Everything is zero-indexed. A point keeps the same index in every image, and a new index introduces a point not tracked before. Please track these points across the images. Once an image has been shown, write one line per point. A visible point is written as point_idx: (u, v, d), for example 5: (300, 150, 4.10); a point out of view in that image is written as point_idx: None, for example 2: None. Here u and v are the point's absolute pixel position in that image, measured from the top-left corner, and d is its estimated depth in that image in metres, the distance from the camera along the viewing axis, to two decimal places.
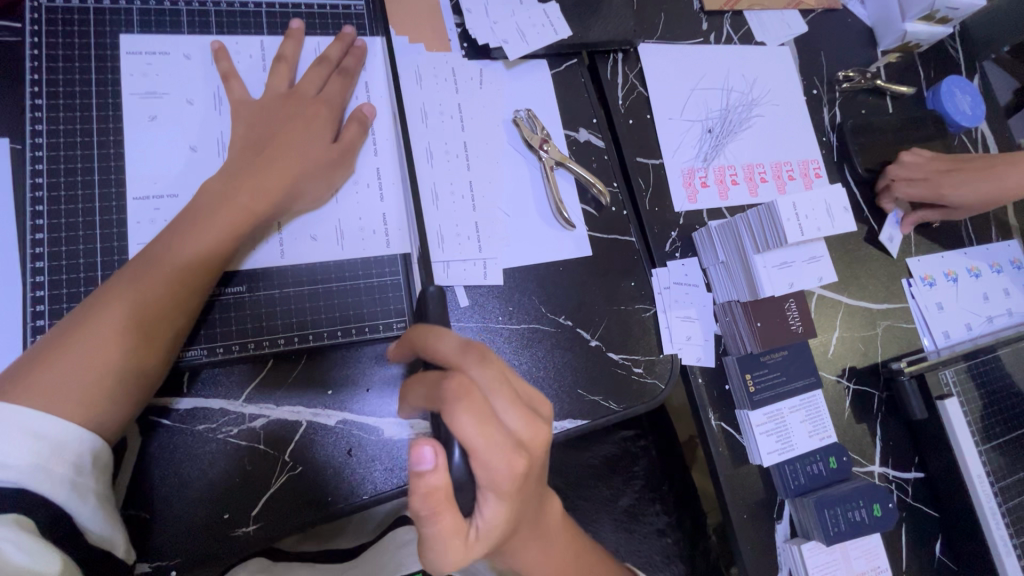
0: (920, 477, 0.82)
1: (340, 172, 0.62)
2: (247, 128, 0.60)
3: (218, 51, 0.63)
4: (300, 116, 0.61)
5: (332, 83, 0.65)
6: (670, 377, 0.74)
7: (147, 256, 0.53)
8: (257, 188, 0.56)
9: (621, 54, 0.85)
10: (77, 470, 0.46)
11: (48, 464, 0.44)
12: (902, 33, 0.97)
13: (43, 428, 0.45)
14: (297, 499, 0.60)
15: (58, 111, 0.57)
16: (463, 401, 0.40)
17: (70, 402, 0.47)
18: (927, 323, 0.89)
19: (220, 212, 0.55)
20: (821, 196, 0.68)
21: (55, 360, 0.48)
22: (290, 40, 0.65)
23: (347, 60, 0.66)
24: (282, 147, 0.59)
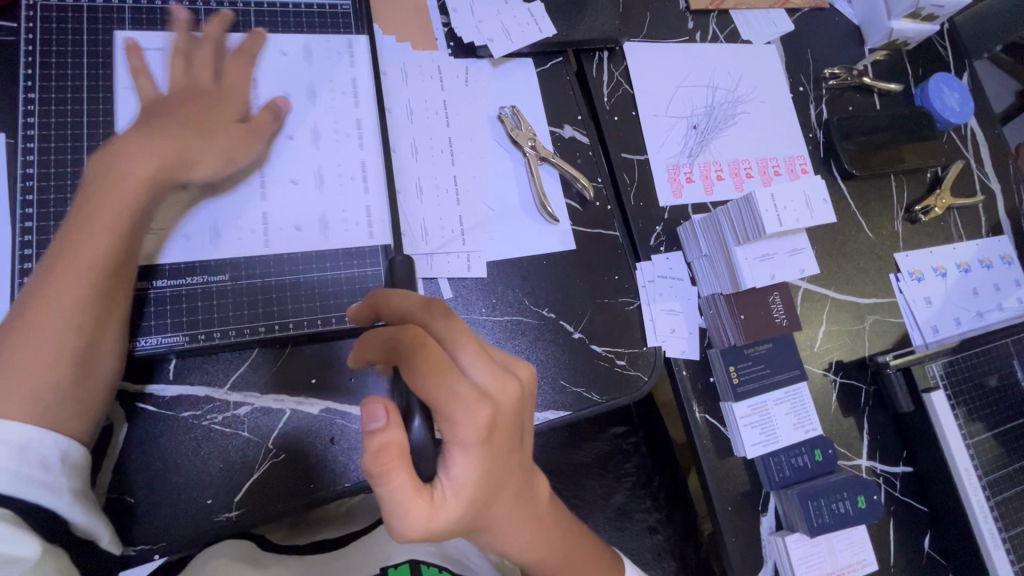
0: (909, 471, 0.81)
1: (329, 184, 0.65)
2: (203, 122, 0.60)
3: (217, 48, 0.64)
4: (262, 116, 0.63)
5: (317, 89, 0.66)
6: (653, 369, 0.74)
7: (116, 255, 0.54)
8: (225, 193, 0.59)
9: (607, 53, 0.86)
10: (49, 471, 0.47)
11: (26, 471, 0.46)
12: (888, 31, 0.98)
13: (15, 435, 0.46)
14: (280, 485, 0.61)
15: (49, 104, 0.59)
16: (418, 348, 0.43)
17: (43, 405, 0.49)
18: (915, 318, 0.89)
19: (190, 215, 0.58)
20: (800, 188, 0.69)
21: (26, 363, 0.48)
22: (261, 43, 0.66)
23: (326, 63, 0.68)
24: (243, 151, 0.61)
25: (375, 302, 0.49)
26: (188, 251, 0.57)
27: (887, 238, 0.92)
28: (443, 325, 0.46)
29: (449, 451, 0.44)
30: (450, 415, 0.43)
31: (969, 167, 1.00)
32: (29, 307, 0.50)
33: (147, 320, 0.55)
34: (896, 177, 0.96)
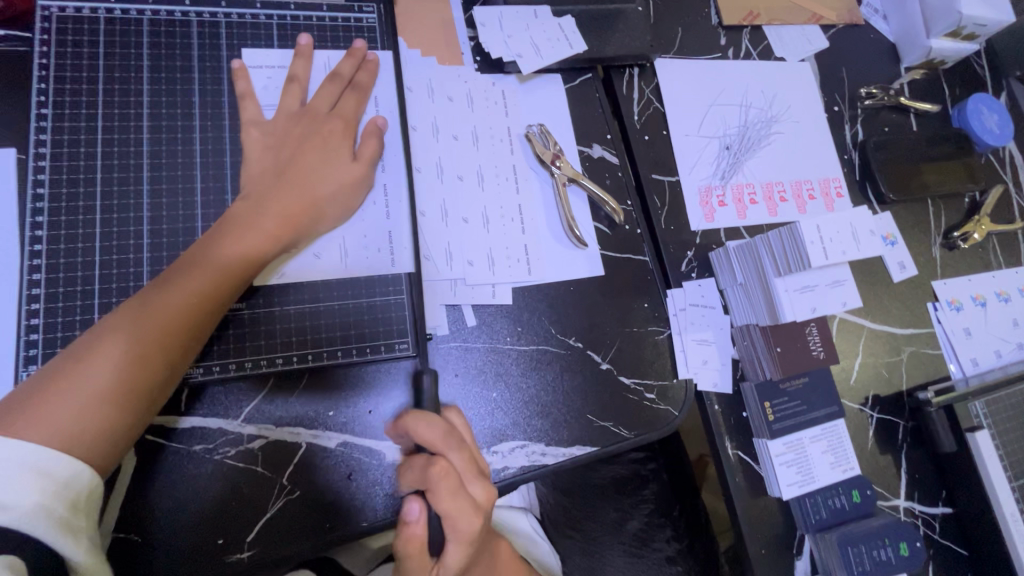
0: (949, 512, 0.78)
1: (359, 192, 0.62)
2: (263, 151, 0.59)
3: (239, 69, 0.62)
4: (314, 135, 0.61)
5: (347, 100, 0.64)
6: (684, 403, 0.71)
7: (175, 271, 0.52)
8: (283, 212, 0.57)
9: (637, 69, 0.83)
10: (72, 508, 0.43)
11: (48, 504, 0.42)
12: (926, 49, 0.95)
13: (48, 465, 0.43)
14: (295, 524, 0.57)
15: (62, 121, 0.57)
16: (443, 482, 0.43)
17: (73, 430, 0.45)
18: (955, 349, 0.85)
19: (245, 231, 0.55)
20: (846, 219, 0.66)
21: (69, 382, 0.46)
22: (301, 57, 0.64)
23: (360, 75, 0.66)
24: (302, 171, 0.58)
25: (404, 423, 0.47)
26: (218, 261, 0.53)
27: (924, 265, 0.89)
28: (458, 453, 0.45)
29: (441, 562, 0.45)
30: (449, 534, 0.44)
31: (1009, 192, 0.97)
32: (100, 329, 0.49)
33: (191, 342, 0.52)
34: (933, 202, 0.92)
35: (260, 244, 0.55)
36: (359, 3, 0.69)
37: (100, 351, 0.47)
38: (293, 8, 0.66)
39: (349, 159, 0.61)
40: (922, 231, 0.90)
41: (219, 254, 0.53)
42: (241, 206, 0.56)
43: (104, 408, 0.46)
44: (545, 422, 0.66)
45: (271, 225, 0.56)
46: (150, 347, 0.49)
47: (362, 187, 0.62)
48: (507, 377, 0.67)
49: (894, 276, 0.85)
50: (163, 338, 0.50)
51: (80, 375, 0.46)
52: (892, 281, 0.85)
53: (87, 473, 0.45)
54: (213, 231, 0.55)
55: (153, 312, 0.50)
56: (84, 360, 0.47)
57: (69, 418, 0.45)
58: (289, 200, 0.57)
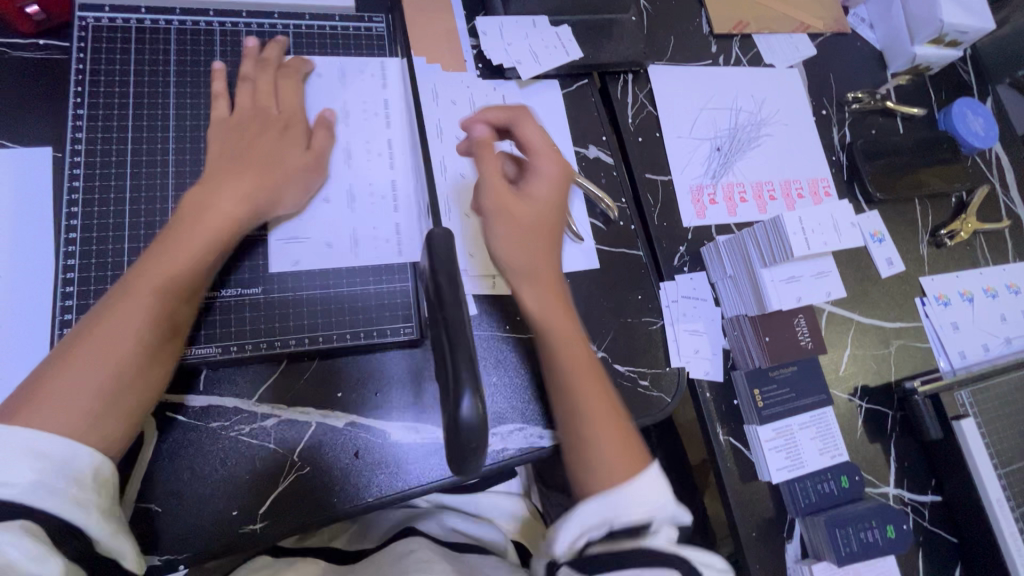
0: (937, 500, 0.80)
1: (315, 175, 0.65)
2: (220, 144, 0.61)
3: (273, 76, 0.66)
4: (254, 124, 0.63)
5: (284, 86, 0.66)
6: (676, 389, 0.74)
7: (144, 266, 0.54)
8: (240, 197, 0.59)
9: (631, 75, 0.88)
10: (76, 483, 0.47)
11: (50, 480, 0.45)
12: (912, 56, 0.99)
13: (49, 449, 0.46)
14: (305, 498, 0.61)
15: (96, 121, 0.62)
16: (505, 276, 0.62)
17: (71, 420, 0.48)
18: (942, 343, 0.88)
19: (204, 216, 0.57)
20: (827, 212, 0.68)
21: (59, 378, 0.49)
22: (247, 58, 0.66)
23: (286, 64, 0.68)
24: (258, 160, 0.61)
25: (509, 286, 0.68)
26: (183, 249, 0.56)
27: (912, 262, 0.92)
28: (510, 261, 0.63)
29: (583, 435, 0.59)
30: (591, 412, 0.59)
31: (995, 192, 1.00)
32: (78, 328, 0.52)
33: (165, 323, 0.54)
34: (920, 201, 0.95)
35: (222, 225, 0.57)
36: (369, 14, 0.74)
37: (84, 350, 0.50)
38: (308, 18, 0.71)
39: (301, 145, 0.64)
40: (910, 230, 0.93)
41: (184, 243, 0.56)
42: (196, 195, 0.58)
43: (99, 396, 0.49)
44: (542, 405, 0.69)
45: (234, 208, 0.58)
46: (131, 334, 0.52)
47: (314, 171, 0.64)
48: (507, 363, 0.70)
49: (882, 271, 0.88)
50: (140, 325, 0.52)
51: (70, 374, 0.49)
52: (879, 276, 0.88)
53: (88, 453, 0.48)
54: (169, 224, 0.57)
55: (128, 303, 0.52)
56: (68, 360, 0.49)
57: (66, 412, 0.48)
58: (259, 191, 0.60)
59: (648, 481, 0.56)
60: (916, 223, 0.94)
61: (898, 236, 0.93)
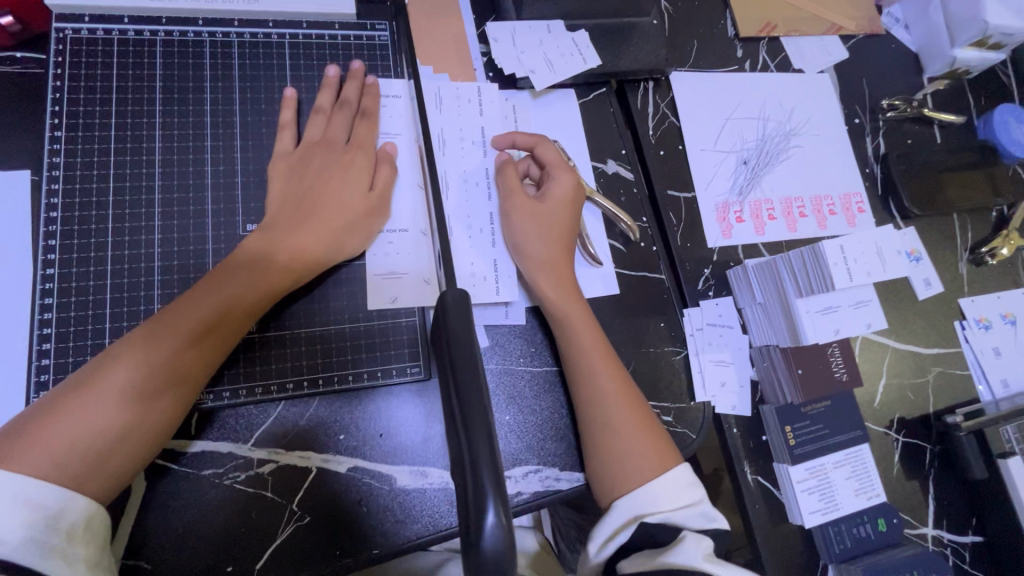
0: (978, 540, 0.75)
1: (375, 219, 0.61)
2: (284, 182, 0.58)
3: (289, 98, 0.62)
4: (335, 163, 0.60)
5: (359, 126, 0.63)
6: (701, 426, 0.69)
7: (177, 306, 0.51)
8: (300, 250, 0.55)
9: (652, 83, 0.82)
10: (65, 536, 0.43)
11: (38, 535, 0.42)
12: (951, 59, 0.92)
13: (37, 498, 0.42)
14: (304, 551, 0.56)
15: (76, 143, 0.57)
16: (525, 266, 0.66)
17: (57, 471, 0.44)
18: (983, 370, 0.82)
19: (260, 265, 0.54)
20: (871, 239, 0.64)
21: (61, 420, 0.45)
22: (326, 87, 0.63)
23: (365, 100, 0.65)
24: (322, 203, 0.58)
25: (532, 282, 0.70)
26: (224, 297, 0.52)
27: (950, 282, 0.86)
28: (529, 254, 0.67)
29: (611, 438, 0.60)
30: (626, 424, 0.60)
31: None
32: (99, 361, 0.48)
33: (183, 380, 0.49)
34: (958, 216, 0.89)
35: (267, 279, 0.54)
36: (371, 21, 0.69)
37: (101, 382, 0.47)
38: (305, 27, 0.66)
39: (365, 188, 0.61)
40: (948, 247, 0.88)
41: (226, 290, 0.52)
42: (257, 239, 0.55)
43: (103, 442, 0.46)
44: (559, 445, 0.64)
45: (283, 260, 0.55)
46: (139, 385, 0.47)
47: (377, 215, 0.61)
48: (521, 400, 0.65)
49: (920, 292, 0.82)
50: (153, 377, 0.48)
51: (80, 407, 0.46)
52: (917, 297, 0.82)
53: (83, 502, 0.44)
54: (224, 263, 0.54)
55: (145, 347, 0.48)
56: (86, 390, 0.46)
57: (66, 453, 0.44)
58: (306, 237, 0.56)
59: (677, 475, 0.59)
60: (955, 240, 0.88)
61: (936, 254, 0.87)
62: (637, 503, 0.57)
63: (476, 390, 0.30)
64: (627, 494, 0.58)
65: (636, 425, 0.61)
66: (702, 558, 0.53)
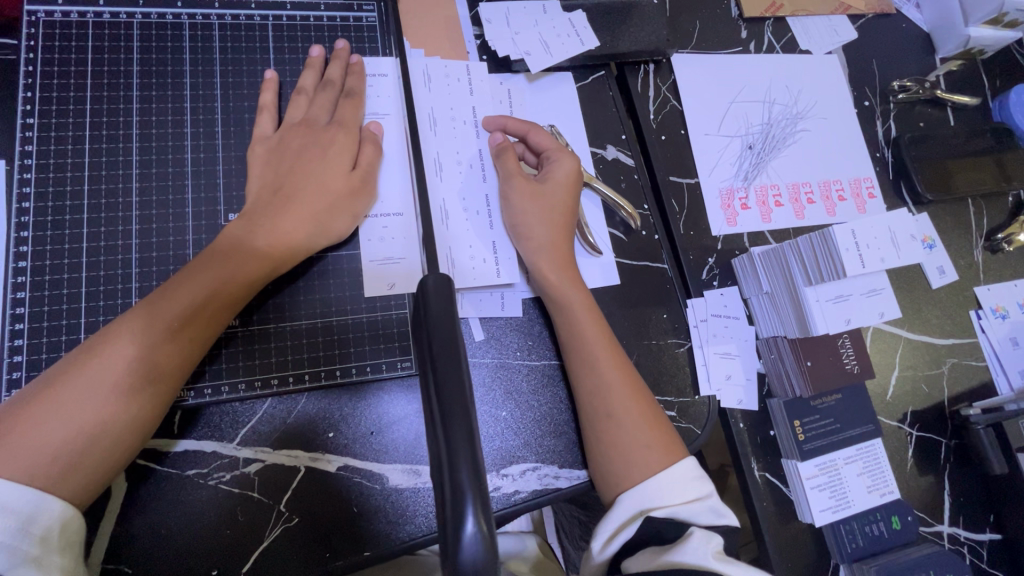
0: (997, 538, 0.72)
1: (361, 201, 0.58)
2: (265, 167, 0.56)
3: (270, 80, 0.60)
4: (318, 144, 0.57)
5: (343, 106, 0.60)
6: (706, 421, 0.66)
7: (157, 298, 0.48)
8: (281, 237, 0.53)
9: (653, 66, 0.79)
10: (40, 543, 0.41)
11: (13, 540, 0.39)
12: (965, 38, 0.88)
13: (13, 500, 0.40)
14: (294, 553, 0.54)
15: (49, 131, 0.54)
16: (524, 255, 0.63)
17: (21, 471, 0.41)
18: (999, 361, 0.79)
19: (242, 254, 0.51)
20: (885, 224, 0.60)
21: (32, 417, 0.42)
22: (309, 68, 0.61)
23: (350, 80, 0.62)
24: (304, 186, 0.55)
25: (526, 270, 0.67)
26: (204, 287, 0.49)
27: (965, 270, 0.82)
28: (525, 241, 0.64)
29: (613, 429, 0.57)
30: (629, 413, 0.58)
31: None
32: (74, 355, 0.46)
33: (162, 376, 0.47)
34: (973, 202, 0.86)
35: (249, 268, 0.51)
36: (358, 2, 0.66)
37: (75, 378, 0.44)
38: (289, 8, 0.63)
39: (349, 168, 0.58)
40: (963, 233, 0.84)
41: (208, 280, 0.50)
42: (234, 226, 0.53)
43: (80, 440, 0.43)
44: (558, 442, 0.62)
45: (264, 248, 0.52)
46: (115, 380, 0.45)
47: (364, 197, 0.58)
48: (518, 395, 0.62)
49: (933, 281, 0.79)
50: (130, 372, 0.45)
51: (54, 403, 0.43)
52: (930, 287, 0.79)
53: (59, 504, 0.42)
54: (205, 253, 0.51)
55: (124, 342, 0.46)
56: (59, 387, 0.44)
57: (41, 453, 0.42)
58: (288, 224, 0.53)
59: (681, 470, 0.57)
60: (970, 227, 0.85)
61: (950, 241, 0.83)
62: (645, 498, 0.55)
63: (458, 383, 0.28)
64: (631, 488, 0.55)
65: (639, 415, 0.58)
66: (712, 556, 0.51)
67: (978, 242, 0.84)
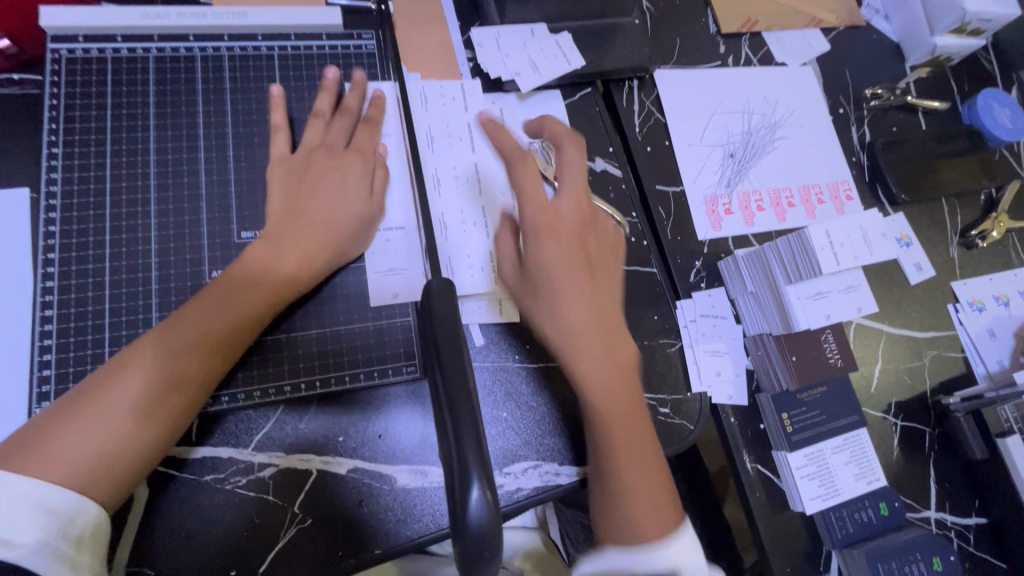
0: (983, 522, 0.75)
1: (372, 225, 0.62)
2: (283, 186, 0.59)
3: (276, 97, 0.63)
4: (335, 166, 0.61)
5: (359, 132, 0.65)
6: (699, 417, 0.69)
7: (192, 306, 0.52)
8: (301, 253, 0.57)
9: (637, 81, 0.83)
10: (74, 544, 0.43)
11: (52, 540, 0.42)
12: (931, 47, 0.93)
13: (54, 501, 0.43)
14: (308, 553, 0.57)
15: (73, 159, 0.58)
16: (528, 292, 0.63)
17: (70, 469, 0.44)
18: (978, 351, 0.82)
19: (268, 266, 0.55)
20: (856, 223, 0.64)
21: (78, 419, 0.46)
22: (325, 92, 0.65)
23: (365, 108, 0.66)
24: (321, 206, 0.59)
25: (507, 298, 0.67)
26: (236, 296, 0.53)
27: (942, 266, 0.86)
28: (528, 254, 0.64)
29: (603, 444, 0.59)
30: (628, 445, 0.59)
31: None
32: (114, 361, 0.49)
33: (198, 379, 0.51)
34: (947, 200, 0.90)
35: (274, 279, 0.55)
36: (358, 31, 0.70)
37: (108, 390, 0.47)
38: (293, 39, 0.68)
39: (367, 195, 0.62)
40: (938, 230, 0.88)
41: (239, 289, 0.54)
42: (257, 243, 0.56)
43: (112, 448, 0.46)
44: (557, 439, 0.65)
45: (287, 263, 0.56)
46: (154, 384, 0.48)
47: (375, 218, 0.62)
48: (518, 396, 0.66)
49: (912, 277, 0.83)
50: (169, 376, 0.49)
51: (99, 407, 0.47)
52: (909, 283, 0.83)
53: (93, 508, 0.45)
54: (234, 263, 0.55)
55: (162, 349, 0.49)
56: (101, 392, 0.47)
57: (77, 461, 0.45)
58: (307, 242, 0.57)
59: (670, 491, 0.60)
60: (945, 224, 0.89)
61: (927, 238, 0.87)
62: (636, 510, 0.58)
63: (463, 384, 0.32)
64: (626, 481, 0.58)
65: (630, 431, 0.60)
66: None
67: (953, 239, 0.88)
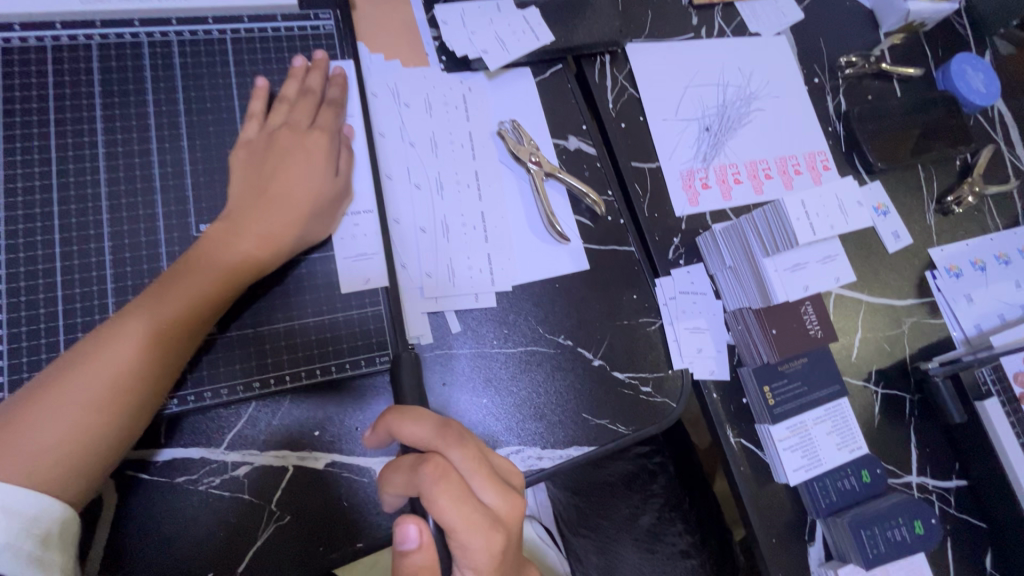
0: (962, 484, 0.76)
1: (339, 205, 0.61)
2: (245, 172, 0.57)
3: (261, 88, 0.61)
4: (298, 146, 0.59)
5: (323, 112, 0.62)
6: (681, 394, 0.69)
7: (156, 292, 0.50)
8: (265, 235, 0.55)
9: (608, 56, 0.81)
10: (42, 543, 0.42)
11: (15, 541, 0.40)
12: (904, 12, 0.93)
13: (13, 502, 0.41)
14: (288, 551, 0.56)
15: (14, 155, 0.55)
16: (438, 483, 0.38)
17: (31, 465, 0.43)
18: (955, 316, 0.83)
19: (230, 249, 0.53)
20: (832, 192, 0.63)
21: (39, 412, 0.44)
22: (292, 77, 0.63)
23: (329, 89, 0.64)
24: (282, 187, 0.56)
25: (387, 425, 0.42)
26: (201, 281, 0.51)
27: (919, 233, 0.86)
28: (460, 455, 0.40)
29: None
30: None
31: (999, 151, 0.94)
32: (75, 350, 0.47)
33: (163, 369, 0.49)
34: (923, 167, 0.90)
35: (239, 264, 0.53)
36: (315, 11, 0.67)
37: (67, 383, 0.45)
38: (246, 20, 0.64)
39: (330, 173, 0.60)
40: (915, 198, 0.88)
41: (204, 274, 0.52)
42: (218, 227, 0.54)
43: (78, 445, 0.45)
44: (538, 423, 0.64)
45: (251, 246, 0.54)
46: (117, 375, 0.46)
47: (343, 200, 0.61)
48: (497, 381, 0.64)
49: (890, 245, 0.83)
50: (133, 366, 0.47)
51: (60, 399, 0.45)
52: (888, 251, 0.83)
53: (59, 507, 0.44)
54: (197, 247, 0.53)
55: (124, 338, 0.47)
56: (62, 384, 0.45)
57: (39, 457, 0.43)
58: (276, 225, 0.55)
59: None
60: (922, 192, 0.89)
61: (904, 206, 0.87)
62: None
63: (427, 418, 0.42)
64: None
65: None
66: None
67: (929, 206, 0.88)
